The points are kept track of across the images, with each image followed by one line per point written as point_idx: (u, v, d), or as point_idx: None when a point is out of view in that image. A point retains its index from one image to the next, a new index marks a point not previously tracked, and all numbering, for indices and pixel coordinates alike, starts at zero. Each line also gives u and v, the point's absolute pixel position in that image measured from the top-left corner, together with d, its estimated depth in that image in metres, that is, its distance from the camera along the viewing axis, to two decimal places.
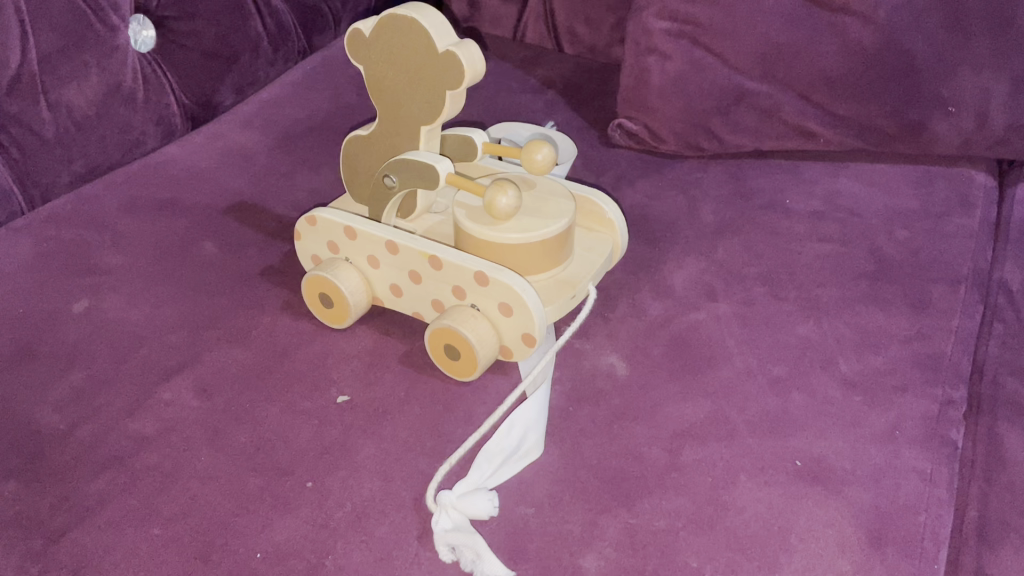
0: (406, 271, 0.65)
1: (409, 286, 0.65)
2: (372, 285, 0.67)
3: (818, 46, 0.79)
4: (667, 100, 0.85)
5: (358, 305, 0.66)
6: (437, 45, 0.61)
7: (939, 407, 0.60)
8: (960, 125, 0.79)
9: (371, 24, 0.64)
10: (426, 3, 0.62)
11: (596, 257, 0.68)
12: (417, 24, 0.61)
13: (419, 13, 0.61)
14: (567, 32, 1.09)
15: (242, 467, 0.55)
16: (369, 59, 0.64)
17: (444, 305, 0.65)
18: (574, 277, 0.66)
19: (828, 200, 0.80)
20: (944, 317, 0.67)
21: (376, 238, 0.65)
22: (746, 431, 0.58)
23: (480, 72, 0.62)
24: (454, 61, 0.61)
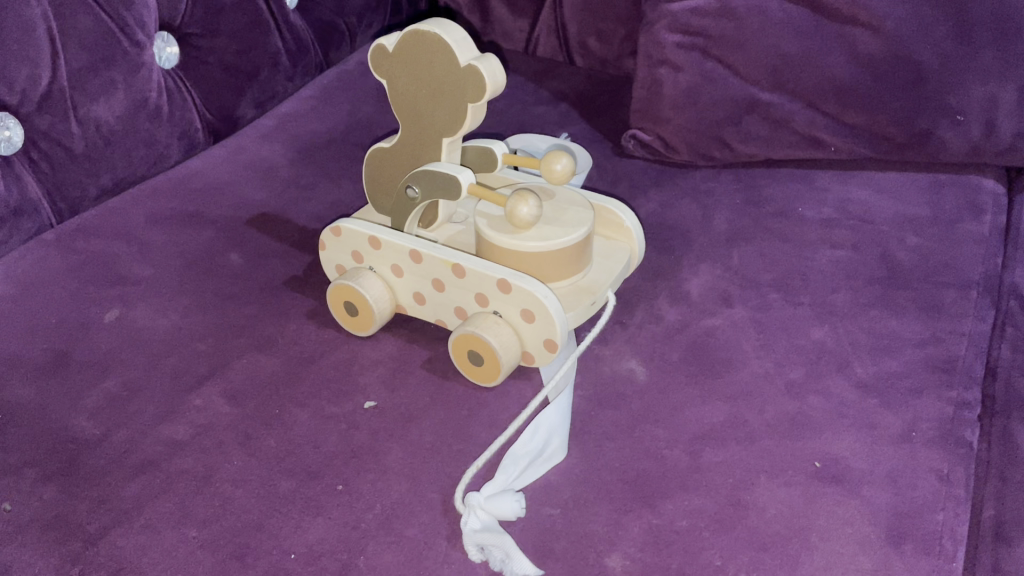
0: (429, 280, 0.66)
1: (432, 294, 0.67)
2: (396, 294, 0.69)
3: (827, 57, 0.81)
4: (680, 110, 0.87)
5: (382, 313, 0.67)
6: (459, 60, 0.63)
7: (954, 409, 0.61)
8: (969, 133, 0.81)
9: (394, 40, 0.66)
10: (449, 19, 0.64)
11: (614, 265, 0.69)
12: (440, 39, 0.63)
13: (442, 29, 0.63)
14: (578, 45, 1.11)
15: (273, 470, 0.57)
16: (392, 73, 0.66)
17: (466, 312, 0.66)
18: (593, 285, 0.67)
19: (839, 208, 0.81)
20: (957, 321, 0.68)
21: (401, 248, 0.66)
22: (765, 433, 0.59)
23: (501, 85, 0.64)
24: (476, 75, 0.62)
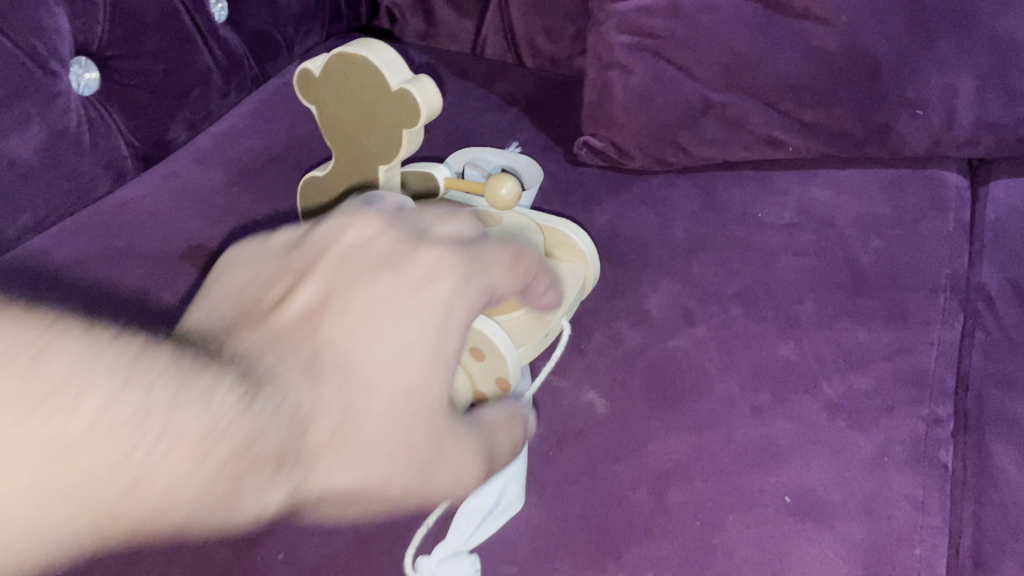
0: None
1: None
2: None
3: (781, 54, 0.77)
4: (632, 113, 0.82)
5: None
6: (391, 84, 0.58)
7: (927, 427, 0.59)
8: (928, 125, 0.78)
9: (320, 63, 0.61)
10: (377, 39, 0.60)
11: (567, 288, 0.66)
12: (369, 63, 0.58)
13: (370, 51, 0.58)
14: (527, 45, 1.06)
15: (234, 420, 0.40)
16: (321, 98, 0.62)
17: None
18: (545, 314, 0.64)
19: (800, 210, 0.78)
20: (924, 329, 0.66)
21: None
22: (733, 466, 0.56)
23: (437, 110, 0.60)
24: (410, 100, 0.58)
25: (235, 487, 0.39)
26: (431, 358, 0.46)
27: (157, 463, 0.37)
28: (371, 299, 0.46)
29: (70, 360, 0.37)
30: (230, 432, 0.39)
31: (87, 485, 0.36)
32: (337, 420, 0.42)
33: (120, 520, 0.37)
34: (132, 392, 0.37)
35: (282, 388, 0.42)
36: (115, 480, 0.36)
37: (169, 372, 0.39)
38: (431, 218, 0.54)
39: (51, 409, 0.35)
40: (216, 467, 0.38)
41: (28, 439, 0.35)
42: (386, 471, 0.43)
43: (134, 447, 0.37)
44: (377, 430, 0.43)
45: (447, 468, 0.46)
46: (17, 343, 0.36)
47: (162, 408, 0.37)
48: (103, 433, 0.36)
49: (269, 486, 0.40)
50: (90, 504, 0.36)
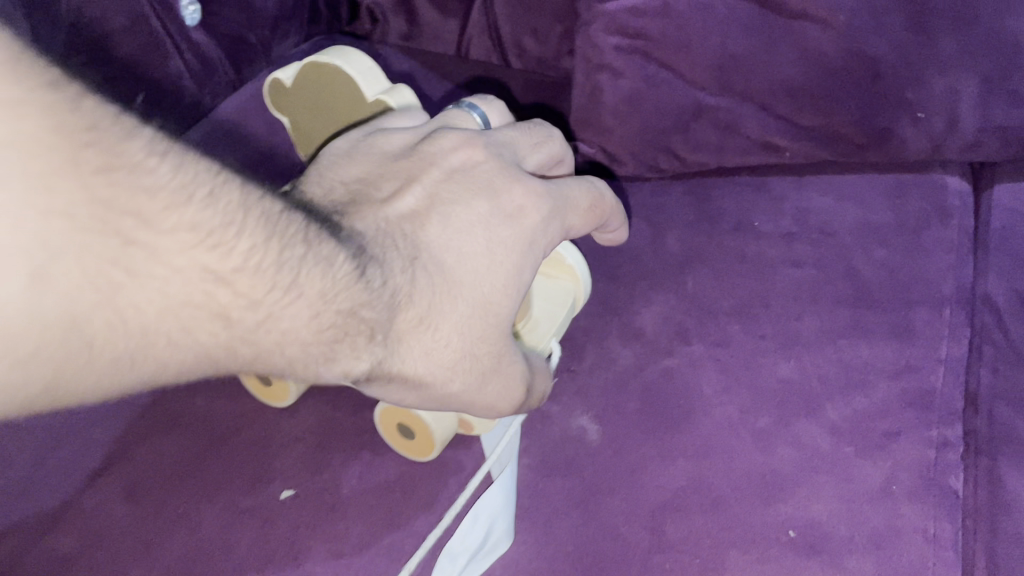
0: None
1: None
2: None
3: (774, 57, 0.72)
4: (622, 119, 0.79)
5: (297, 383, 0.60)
6: (366, 93, 0.59)
7: (936, 452, 0.56)
8: (930, 130, 0.73)
9: (292, 73, 0.62)
10: (350, 47, 0.61)
11: (557, 311, 0.63)
12: (344, 71, 0.59)
13: (344, 60, 0.59)
14: (514, 45, 0.99)
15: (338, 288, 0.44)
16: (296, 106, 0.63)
17: None
18: (533, 340, 0.61)
19: (797, 218, 0.74)
20: (930, 346, 0.63)
21: None
22: (732, 498, 0.54)
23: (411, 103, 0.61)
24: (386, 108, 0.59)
25: (331, 353, 0.45)
26: (517, 272, 0.52)
27: (280, 313, 0.42)
28: (469, 213, 0.51)
29: (229, 206, 0.40)
30: (343, 301, 0.44)
31: (222, 314, 0.40)
32: (424, 314, 0.48)
33: (237, 354, 0.41)
34: (269, 242, 0.41)
35: (401, 267, 0.48)
36: (247, 314, 0.41)
37: (302, 236, 0.43)
38: (525, 144, 0.58)
39: (217, 241, 0.39)
40: (325, 328, 0.44)
41: (195, 259, 0.38)
42: (449, 376, 0.50)
43: (263, 293, 0.41)
44: (456, 336, 0.49)
45: (498, 380, 0.52)
46: (191, 178, 0.39)
47: (296, 263, 0.42)
48: (251, 274, 0.40)
49: (360, 354, 0.46)
50: (224, 324, 0.40)
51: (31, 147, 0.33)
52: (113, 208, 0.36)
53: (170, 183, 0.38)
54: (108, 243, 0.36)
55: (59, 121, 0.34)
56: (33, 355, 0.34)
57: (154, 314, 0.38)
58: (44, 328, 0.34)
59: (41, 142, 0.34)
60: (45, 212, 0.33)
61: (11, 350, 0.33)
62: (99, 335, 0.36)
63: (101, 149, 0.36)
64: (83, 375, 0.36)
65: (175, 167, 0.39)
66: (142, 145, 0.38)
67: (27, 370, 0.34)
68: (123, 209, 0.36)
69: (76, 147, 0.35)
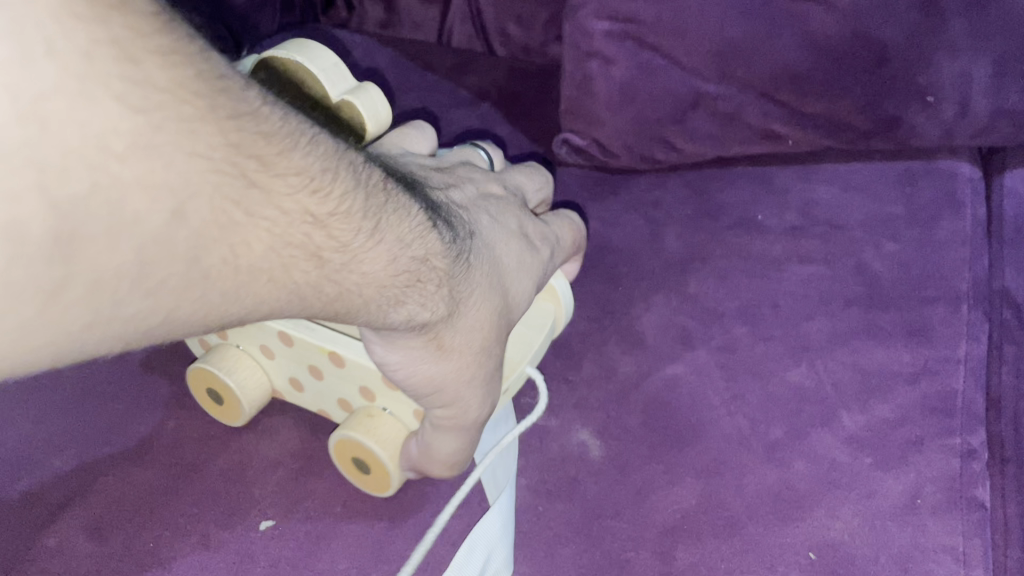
0: (306, 365, 0.56)
1: (310, 381, 0.57)
2: (270, 378, 0.60)
3: (776, 41, 0.67)
4: (615, 111, 0.74)
5: (250, 403, 0.58)
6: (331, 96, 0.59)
7: (960, 462, 0.53)
8: (940, 116, 0.69)
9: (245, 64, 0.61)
10: (313, 42, 0.59)
11: (534, 335, 0.59)
12: (302, 69, 0.58)
13: (304, 56, 0.58)
14: (497, 31, 0.95)
15: (413, 244, 0.42)
16: None
17: (350, 404, 0.57)
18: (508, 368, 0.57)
19: (803, 211, 0.70)
20: (949, 346, 0.59)
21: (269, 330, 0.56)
22: (746, 519, 0.52)
23: (385, 118, 0.62)
24: (352, 111, 0.59)
25: (404, 301, 0.42)
26: (524, 295, 0.53)
27: (370, 260, 0.40)
28: (500, 228, 0.53)
29: (329, 150, 0.37)
30: (417, 249, 0.42)
31: (316, 254, 0.37)
32: (469, 290, 0.47)
33: (332, 296, 0.39)
34: (361, 191, 0.39)
35: (463, 239, 0.47)
36: (337, 255, 0.38)
37: (387, 187, 0.41)
38: (529, 186, 0.62)
39: (321, 189, 0.36)
40: (401, 272, 0.41)
41: (301, 204, 0.36)
42: (470, 360, 0.48)
43: (351, 238, 0.38)
44: (486, 322, 0.48)
45: (481, 395, 0.50)
46: (297, 123, 0.36)
47: (379, 209, 0.40)
48: (342, 219, 0.38)
49: (428, 304, 0.44)
50: (316, 265, 0.37)
51: (176, 93, 0.30)
52: (243, 150, 0.33)
53: (285, 128, 0.35)
54: (235, 184, 0.33)
55: (201, 66, 0.31)
56: (163, 285, 0.32)
57: (262, 251, 0.35)
58: (170, 259, 0.31)
59: (185, 88, 0.30)
60: (190, 152, 0.31)
61: (148, 281, 0.31)
62: (216, 268, 0.33)
63: (230, 95, 0.32)
64: (201, 306, 0.34)
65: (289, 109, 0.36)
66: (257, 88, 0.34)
67: (153, 302, 0.32)
68: (247, 152, 0.33)
69: (213, 93, 0.32)
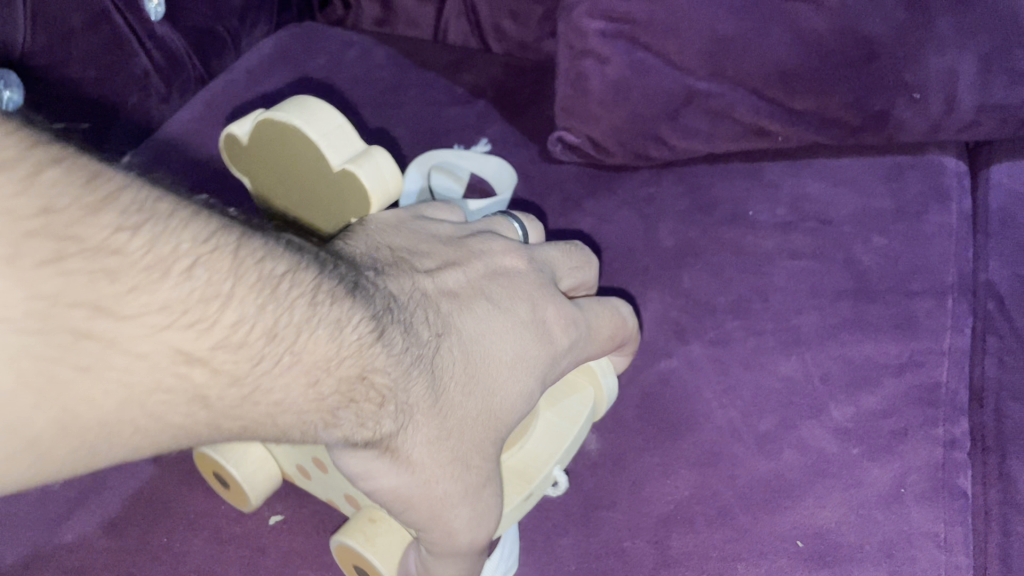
0: (312, 456, 0.54)
1: (319, 473, 0.55)
2: (279, 463, 0.58)
3: (768, 39, 0.68)
4: (609, 108, 0.75)
5: (255, 489, 0.56)
6: (331, 161, 0.56)
7: (943, 451, 0.55)
8: (928, 112, 0.70)
9: (250, 128, 0.59)
10: (316, 104, 0.57)
11: (566, 428, 0.56)
12: (300, 131, 0.56)
13: (303, 119, 0.56)
14: (492, 28, 0.95)
15: (341, 360, 0.40)
16: (257, 159, 0.61)
17: (358, 500, 0.54)
18: (532, 464, 0.54)
19: (794, 206, 0.72)
20: (935, 338, 0.61)
21: None
22: (739, 509, 0.54)
23: (393, 185, 0.57)
24: (352, 178, 0.55)
25: (333, 424, 0.41)
26: (527, 394, 0.49)
27: (278, 388, 0.39)
28: (497, 316, 0.49)
29: (220, 274, 0.37)
30: (348, 366, 0.41)
31: (199, 394, 0.36)
32: (431, 397, 0.44)
33: (233, 430, 0.38)
34: (264, 312, 0.38)
35: (423, 339, 0.45)
36: (230, 392, 0.37)
37: (312, 301, 0.40)
38: (562, 265, 0.58)
39: (198, 321, 0.36)
40: (324, 397, 0.40)
41: (167, 343, 0.35)
42: (440, 474, 0.44)
43: (246, 369, 0.37)
44: (454, 429, 0.45)
45: (469, 507, 0.46)
46: (170, 253, 0.35)
47: (296, 326, 0.39)
48: (233, 351, 0.37)
49: (365, 422, 0.42)
50: (203, 407, 0.37)
51: None
52: (68, 301, 0.32)
53: (147, 262, 0.35)
54: (56, 340, 0.32)
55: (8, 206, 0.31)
56: None
57: (116, 404, 0.34)
58: None
59: None
60: None
61: None
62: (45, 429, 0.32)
63: (45, 244, 0.32)
64: (34, 466, 0.33)
65: (159, 237, 0.35)
66: (109, 221, 0.34)
67: None
68: (76, 300, 0.33)
69: (18, 241, 0.31)
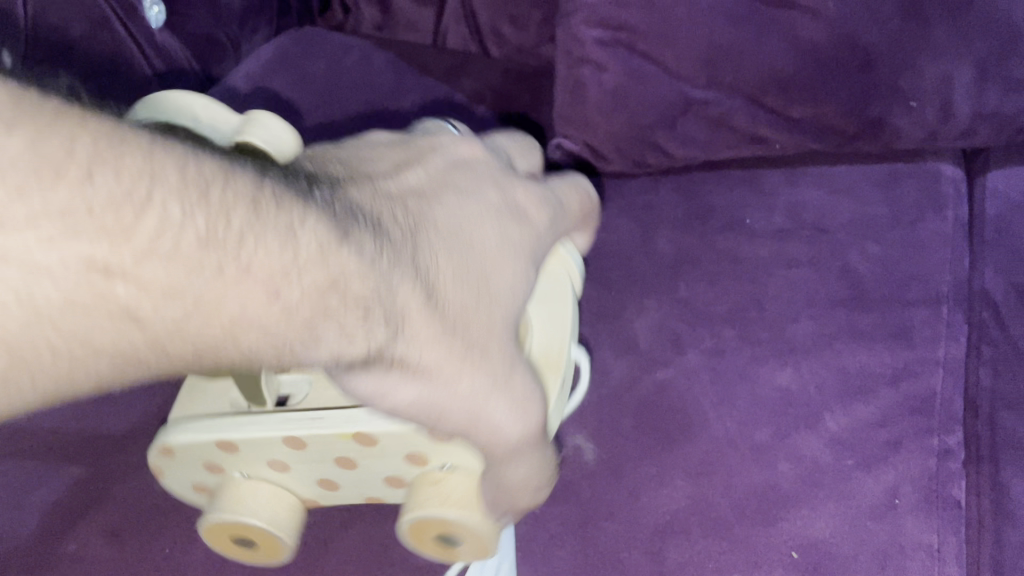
0: (332, 461, 0.53)
1: (344, 475, 0.55)
2: (295, 492, 0.56)
3: (765, 47, 0.69)
4: (607, 116, 0.75)
5: (282, 525, 0.55)
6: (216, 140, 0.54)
7: (936, 462, 0.55)
8: (923, 119, 0.70)
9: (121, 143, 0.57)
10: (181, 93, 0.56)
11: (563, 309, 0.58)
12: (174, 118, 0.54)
13: (173, 108, 0.54)
14: (492, 32, 0.96)
15: (291, 257, 0.35)
16: None
17: (399, 477, 0.55)
18: (550, 354, 0.56)
19: (791, 214, 0.72)
20: (929, 347, 0.61)
21: (269, 443, 0.52)
22: (734, 520, 0.54)
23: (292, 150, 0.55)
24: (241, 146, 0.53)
25: (312, 337, 0.36)
26: (519, 277, 0.45)
27: (231, 300, 0.33)
28: (469, 206, 0.45)
29: (126, 170, 0.31)
30: (309, 268, 0.36)
31: (130, 312, 0.32)
32: (424, 295, 0.40)
33: (187, 354, 0.34)
34: (196, 210, 0.32)
35: (391, 238, 0.40)
36: (166, 308, 0.32)
37: (254, 202, 0.34)
38: (516, 152, 0.58)
39: (110, 227, 0.30)
40: (288, 306, 0.35)
41: (73, 254, 0.30)
42: (460, 370, 0.40)
43: (183, 281, 0.32)
44: (457, 328, 0.41)
45: (505, 397, 0.42)
46: (38, 153, 0.29)
47: (243, 225, 0.34)
48: (166, 260, 0.32)
49: (351, 333, 0.37)
50: (134, 324, 0.32)
51: None
52: None
53: (27, 162, 0.28)
54: None
55: None
56: None
57: (24, 328, 0.30)
58: None
59: None
60: None
61: None
62: None
63: None
64: None
65: (37, 136, 0.29)
66: None
67: None
68: None
69: None
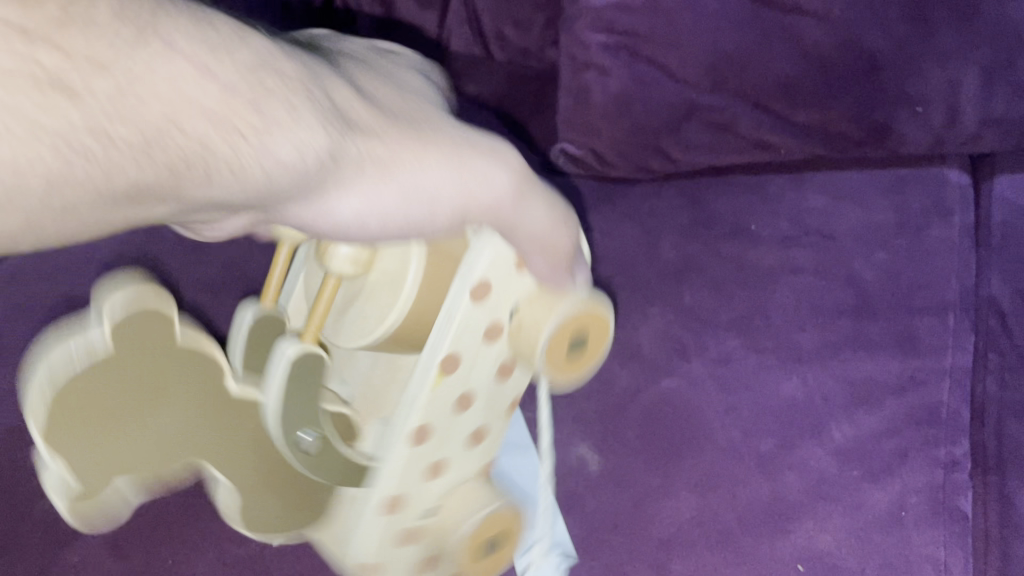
0: (450, 412, 0.54)
1: (466, 417, 0.56)
2: (474, 470, 0.59)
3: (770, 51, 0.68)
4: (613, 121, 0.74)
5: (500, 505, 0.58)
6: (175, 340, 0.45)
7: (943, 473, 0.55)
8: (930, 124, 0.70)
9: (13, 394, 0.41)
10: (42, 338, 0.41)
11: None
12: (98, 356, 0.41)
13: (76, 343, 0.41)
14: (496, 35, 0.93)
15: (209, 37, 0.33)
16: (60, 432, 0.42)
17: (505, 365, 0.56)
18: None
19: (795, 219, 0.72)
20: (936, 356, 0.61)
21: (405, 456, 0.54)
22: (740, 531, 0.56)
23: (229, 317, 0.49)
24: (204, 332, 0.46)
25: (268, 118, 0.34)
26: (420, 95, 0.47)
27: (163, 69, 0.31)
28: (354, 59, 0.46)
29: None
30: (239, 55, 0.34)
31: (66, 86, 0.28)
32: (346, 95, 0.40)
33: (135, 152, 0.30)
34: None
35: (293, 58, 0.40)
36: (101, 80, 0.29)
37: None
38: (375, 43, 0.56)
39: None
40: (234, 86, 0.33)
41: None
42: (402, 151, 0.41)
43: (108, 54, 0.29)
44: (390, 126, 0.41)
45: (457, 162, 0.44)
46: None
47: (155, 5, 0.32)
48: (84, 28, 0.29)
49: (296, 111, 0.36)
50: (73, 99, 0.28)
51: None
52: None
53: None
54: None
55: None
56: None
57: None
58: None
59: None
60: None
61: None
62: None
63: None
64: None
65: None
66: None
67: None
68: None
69: None
